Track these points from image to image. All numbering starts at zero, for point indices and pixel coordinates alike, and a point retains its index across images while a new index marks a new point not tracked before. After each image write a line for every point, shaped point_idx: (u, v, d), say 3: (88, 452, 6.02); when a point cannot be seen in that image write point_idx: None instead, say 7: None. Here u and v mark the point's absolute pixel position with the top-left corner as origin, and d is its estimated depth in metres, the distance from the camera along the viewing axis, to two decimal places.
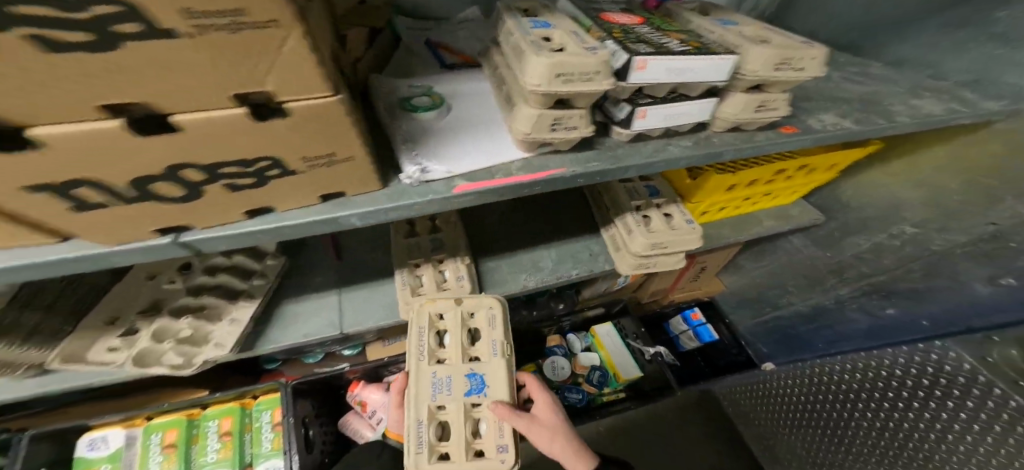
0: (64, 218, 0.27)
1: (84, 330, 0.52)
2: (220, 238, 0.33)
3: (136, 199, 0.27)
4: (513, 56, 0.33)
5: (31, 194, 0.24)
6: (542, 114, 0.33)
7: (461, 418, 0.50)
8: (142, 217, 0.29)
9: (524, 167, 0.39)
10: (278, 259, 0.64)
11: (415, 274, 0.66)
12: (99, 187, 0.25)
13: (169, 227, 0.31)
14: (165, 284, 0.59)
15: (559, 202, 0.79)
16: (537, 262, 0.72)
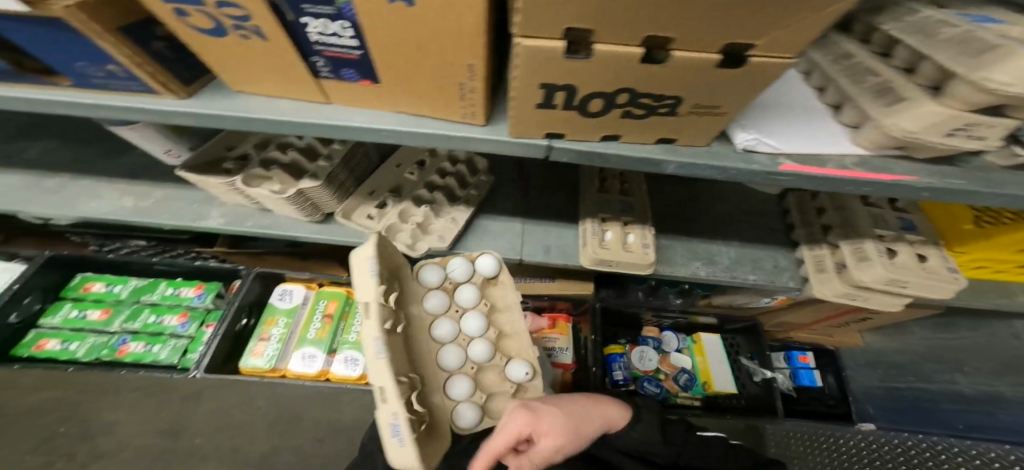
0: (519, 112, 0.34)
1: (356, 193, 0.63)
2: (577, 151, 0.39)
3: (571, 107, 0.33)
4: (960, 46, 0.29)
5: (538, 89, 0.30)
6: (956, 118, 0.30)
7: (426, 396, 0.48)
8: (554, 120, 0.35)
9: (860, 164, 0.38)
10: (488, 178, 0.71)
11: (601, 228, 0.66)
12: (572, 93, 0.31)
13: (554, 132, 0.37)
14: (408, 174, 0.68)
15: (746, 201, 0.74)
16: (713, 255, 0.68)
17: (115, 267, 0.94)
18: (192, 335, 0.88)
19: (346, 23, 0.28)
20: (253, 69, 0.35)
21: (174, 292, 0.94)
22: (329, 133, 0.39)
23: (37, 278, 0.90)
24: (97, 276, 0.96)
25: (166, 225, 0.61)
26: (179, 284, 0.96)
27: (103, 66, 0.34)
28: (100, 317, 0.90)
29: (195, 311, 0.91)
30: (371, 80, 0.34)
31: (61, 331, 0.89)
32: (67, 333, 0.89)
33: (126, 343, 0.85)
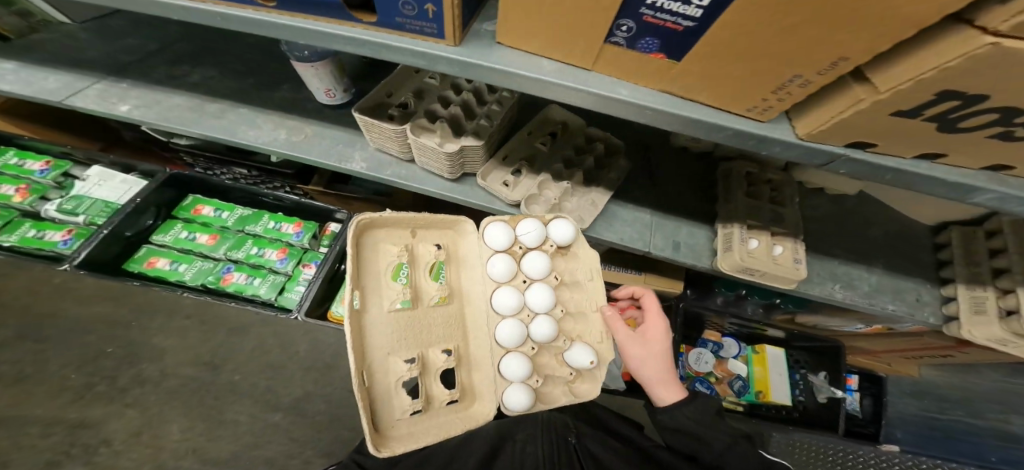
0: (849, 124, 0.25)
1: (493, 159, 0.70)
2: (872, 165, 0.30)
3: (940, 119, 0.24)
4: None
5: (934, 94, 0.21)
6: None
7: (460, 373, 0.57)
8: (888, 131, 0.26)
9: None
10: (624, 161, 0.68)
11: (747, 235, 0.58)
12: (969, 104, 0.22)
13: (859, 142, 0.29)
14: (539, 143, 0.72)
15: (897, 226, 0.67)
16: (855, 279, 0.61)
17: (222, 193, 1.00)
18: (290, 274, 0.88)
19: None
20: (540, 22, 0.32)
21: (274, 226, 0.93)
22: (588, 104, 0.36)
23: (154, 196, 0.92)
24: (207, 199, 0.95)
25: (313, 160, 0.66)
26: (279, 218, 0.94)
27: (421, 2, 0.34)
28: (208, 242, 0.92)
29: (294, 248, 0.92)
30: (670, 57, 0.29)
31: (169, 251, 0.88)
32: (176, 253, 0.88)
33: (231, 273, 0.86)
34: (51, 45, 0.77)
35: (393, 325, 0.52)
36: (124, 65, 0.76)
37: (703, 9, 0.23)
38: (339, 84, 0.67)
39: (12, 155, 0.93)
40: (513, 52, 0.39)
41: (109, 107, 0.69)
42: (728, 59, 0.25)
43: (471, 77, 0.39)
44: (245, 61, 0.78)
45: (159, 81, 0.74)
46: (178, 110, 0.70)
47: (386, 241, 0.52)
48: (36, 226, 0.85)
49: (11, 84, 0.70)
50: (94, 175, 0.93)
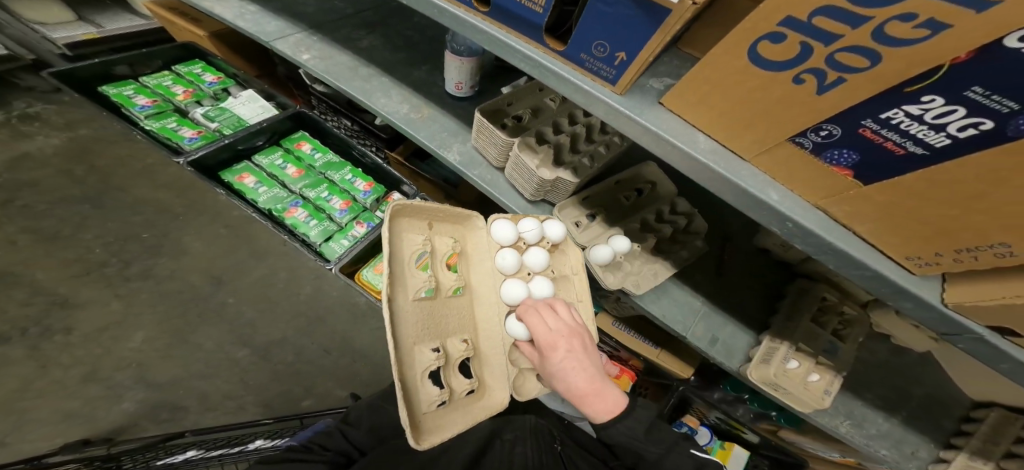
0: (1014, 308, 0.28)
1: (576, 199, 0.76)
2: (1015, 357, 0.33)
3: None
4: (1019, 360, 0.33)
5: None
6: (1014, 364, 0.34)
7: (473, 366, 0.53)
8: None
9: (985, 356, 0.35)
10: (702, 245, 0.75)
11: (791, 355, 0.65)
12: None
13: (1000, 325, 0.32)
14: (622, 196, 0.79)
15: (922, 386, 0.74)
16: (865, 420, 0.69)
17: (325, 136, 1.10)
18: (342, 226, 0.96)
19: (986, 123, 0.23)
20: (729, 101, 0.38)
21: (350, 179, 1.04)
22: (731, 195, 0.42)
23: (280, 122, 1.05)
24: (311, 138, 1.08)
25: (419, 138, 0.76)
26: (357, 173, 1.05)
27: (614, 50, 0.44)
28: (293, 174, 1.01)
29: (356, 204, 1.00)
30: (857, 176, 0.33)
31: (261, 171, 0.99)
32: (264, 176, 0.99)
33: (297, 207, 0.95)
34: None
35: (417, 314, 0.46)
36: (322, 22, 0.93)
37: (952, 139, 0.25)
38: (469, 80, 0.79)
39: (198, 67, 1.13)
40: (675, 117, 0.46)
41: (296, 53, 0.84)
42: (929, 203, 0.29)
43: (616, 124, 0.48)
44: (404, 39, 0.93)
45: (338, 41, 0.89)
46: (340, 67, 0.83)
47: (410, 231, 0.47)
48: (178, 121, 0.99)
49: (246, 22, 0.88)
50: (244, 97, 1.07)
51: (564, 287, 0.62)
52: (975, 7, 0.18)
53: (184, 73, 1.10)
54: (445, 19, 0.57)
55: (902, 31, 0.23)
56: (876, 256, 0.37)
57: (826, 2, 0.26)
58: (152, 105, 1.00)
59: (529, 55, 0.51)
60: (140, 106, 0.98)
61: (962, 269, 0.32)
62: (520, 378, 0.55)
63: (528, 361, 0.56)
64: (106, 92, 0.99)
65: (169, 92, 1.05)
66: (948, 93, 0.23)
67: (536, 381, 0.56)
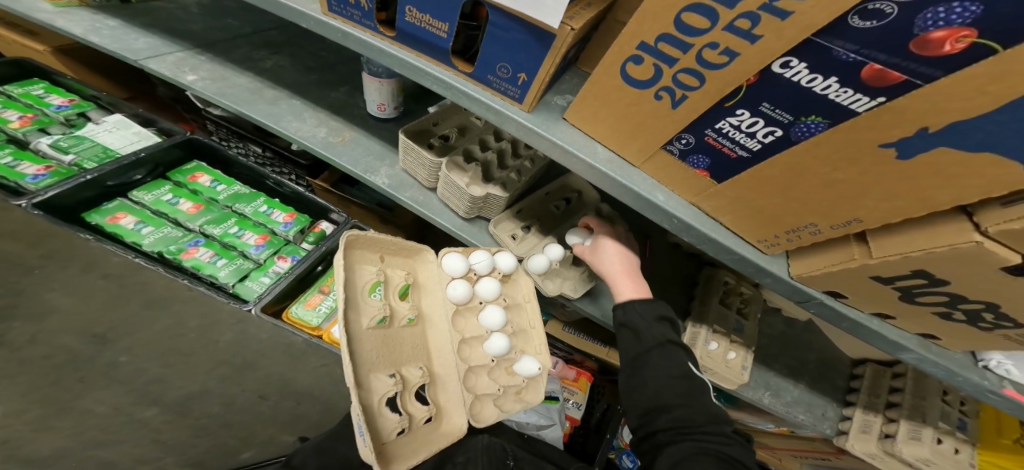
0: (836, 274, 0.35)
1: (510, 212, 0.78)
2: (851, 317, 0.41)
3: (896, 286, 0.33)
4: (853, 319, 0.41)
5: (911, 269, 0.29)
6: (858, 321, 0.41)
7: (429, 391, 0.54)
8: (863, 286, 0.35)
9: (835, 319, 0.42)
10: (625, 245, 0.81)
11: (710, 337, 0.72)
12: (932, 285, 0.31)
13: (834, 292, 0.40)
14: (552, 205, 0.83)
15: (818, 349, 0.86)
16: (780, 388, 0.78)
17: (224, 164, 1.04)
18: (261, 263, 0.90)
19: (777, 131, 0.30)
20: (611, 116, 0.43)
21: (265, 211, 0.97)
22: (627, 198, 0.45)
23: (162, 153, 0.96)
24: (210, 169, 1.00)
25: (341, 163, 0.73)
26: (274, 204, 0.98)
27: (516, 71, 0.47)
28: (189, 209, 0.92)
29: (275, 238, 0.94)
30: (712, 175, 0.39)
31: (143, 209, 0.89)
32: (147, 214, 0.88)
33: (198, 247, 0.87)
34: (162, 12, 0.91)
35: (372, 342, 0.46)
36: (214, 40, 0.88)
37: (762, 144, 0.32)
38: (392, 101, 0.79)
39: (39, 88, 0.98)
40: (576, 129, 0.48)
41: (177, 73, 0.78)
42: (763, 195, 0.36)
43: (528, 139, 0.49)
44: (318, 61, 0.91)
45: (235, 62, 0.85)
46: (237, 89, 0.79)
47: (363, 262, 0.45)
48: (15, 155, 0.83)
49: (100, 37, 0.78)
50: (111, 123, 0.97)
51: (517, 313, 0.63)
52: (749, 41, 0.26)
53: (18, 95, 0.94)
54: (341, 39, 0.56)
55: (711, 57, 0.29)
56: (741, 243, 0.42)
57: (664, 30, 0.31)
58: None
59: (439, 77, 0.52)
60: None
61: (796, 247, 0.38)
62: (477, 404, 0.57)
63: (484, 387, 0.58)
64: None
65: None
66: (751, 108, 0.30)
67: (492, 406, 0.58)
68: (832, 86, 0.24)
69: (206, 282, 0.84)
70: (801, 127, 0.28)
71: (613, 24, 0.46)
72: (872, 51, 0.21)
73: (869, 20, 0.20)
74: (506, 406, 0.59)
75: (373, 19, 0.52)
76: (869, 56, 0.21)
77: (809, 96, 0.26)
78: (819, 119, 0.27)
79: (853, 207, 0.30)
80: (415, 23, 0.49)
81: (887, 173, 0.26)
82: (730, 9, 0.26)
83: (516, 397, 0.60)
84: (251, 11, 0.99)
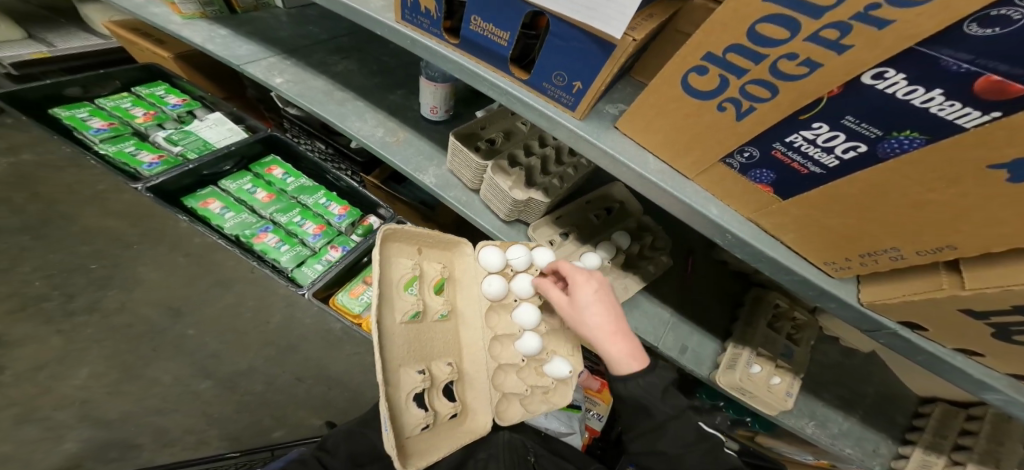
0: (916, 303, 0.33)
1: (549, 218, 0.79)
2: (924, 349, 0.38)
3: (985, 320, 0.30)
4: (924, 352, 0.38)
5: (1012, 304, 0.27)
6: (934, 352, 0.38)
7: (457, 388, 0.55)
8: (944, 316, 0.32)
9: (901, 346, 0.40)
10: (667, 260, 0.79)
11: (752, 360, 0.69)
12: None
13: (907, 321, 0.37)
14: (593, 214, 0.83)
15: (875, 384, 0.79)
16: (827, 420, 0.73)
17: (293, 158, 1.10)
18: (316, 250, 0.95)
19: (862, 146, 0.29)
20: (666, 126, 0.42)
21: (324, 203, 1.04)
22: (679, 209, 0.45)
23: (246, 147, 1.04)
24: (283, 162, 1.08)
25: (395, 162, 0.77)
26: (331, 197, 1.05)
27: (571, 79, 0.47)
28: (264, 198, 1.00)
29: (330, 228, 1.00)
30: (777, 191, 0.38)
31: (227, 196, 0.98)
32: (230, 201, 0.97)
33: (267, 233, 0.94)
34: (259, 22, 0.99)
35: (405, 337, 0.48)
36: (296, 46, 0.96)
37: (840, 160, 0.31)
38: (444, 104, 0.82)
39: (161, 89, 1.12)
40: (628, 139, 0.48)
41: (268, 77, 0.85)
42: (836, 214, 0.34)
43: (578, 147, 0.50)
44: (380, 65, 0.96)
45: (313, 66, 0.92)
46: (314, 91, 0.85)
47: (399, 255, 0.48)
48: (137, 145, 0.96)
49: (215, 45, 0.88)
50: (211, 119, 1.07)
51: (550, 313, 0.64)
52: (836, 51, 0.25)
53: (145, 95, 1.08)
54: (410, 45, 0.59)
55: (789, 67, 0.28)
56: (802, 263, 0.41)
57: (735, 40, 0.31)
58: (109, 128, 0.96)
59: (496, 83, 0.54)
60: (94, 129, 0.94)
61: (869, 272, 0.36)
62: (503, 402, 0.59)
63: (511, 386, 0.60)
64: (57, 114, 0.94)
65: (128, 115, 1.01)
66: (831, 121, 0.29)
67: (518, 405, 0.59)
68: (935, 98, 0.23)
69: (270, 265, 0.90)
70: (890, 142, 0.27)
71: (672, 35, 0.45)
72: (990, 61, 0.19)
73: (991, 27, 0.18)
74: (532, 406, 0.60)
75: (440, 28, 0.55)
76: (985, 66, 0.19)
77: (907, 109, 0.25)
78: (918, 135, 0.25)
79: (944, 233, 0.28)
80: (480, 33, 0.51)
81: (993, 195, 0.23)
82: (815, 19, 0.25)
83: (542, 398, 0.61)
84: (329, 19, 1.06)
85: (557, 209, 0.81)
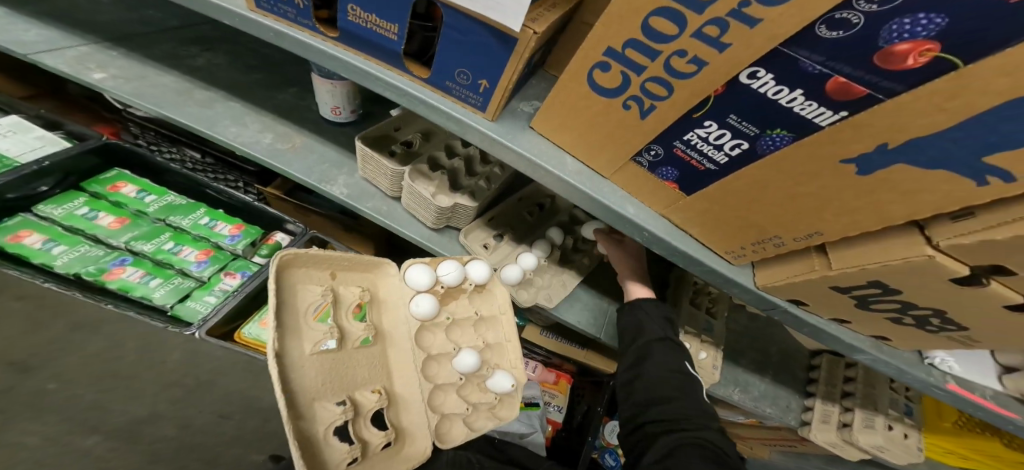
0: (800, 284, 0.36)
1: (484, 220, 0.76)
2: (811, 323, 0.42)
3: (851, 295, 0.33)
4: (809, 326, 0.43)
5: (869, 280, 0.30)
6: (818, 325, 0.42)
7: (389, 412, 0.51)
8: (822, 294, 0.36)
9: (795, 324, 0.43)
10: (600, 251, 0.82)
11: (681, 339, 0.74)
12: (886, 293, 0.32)
13: (795, 300, 0.41)
14: (526, 211, 0.81)
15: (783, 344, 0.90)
16: (748, 384, 0.81)
17: (155, 172, 0.94)
18: (203, 280, 0.81)
19: (744, 143, 0.30)
20: (577, 126, 0.42)
21: (206, 223, 0.88)
22: (597, 210, 0.44)
23: (72, 158, 0.82)
24: (134, 178, 0.89)
25: (294, 173, 0.69)
26: (217, 216, 0.90)
27: (476, 78, 0.45)
28: (111, 224, 0.80)
29: (220, 252, 0.86)
30: (681, 188, 0.39)
31: (51, 226, 0.76)
32: (58, 231, 0.76)
33: (123, 267, 0.76)
34: (73, 6, 0.82)
35: (319, 368, 0.42)
36: (129, 33, 0.82)
37: (729, 157, 0.32)
38: (347, 104, 0.75)
39: None
40: (545, 140, 0.47)
41: (81, 70, 0.70)
42: (730, 208, 0.36)
43: (493, 150, 0.48)
44: (259, 57, 0.85)
45: (156, 58, 0.78)
46: (159, 89, 0.72)
47: (307, 281, 0.41)
48: None
49: None
50: (4, 125, 0.83)
51: (489, 326, 0.60)
52: (717, 49, 0.25)
53: None
54: (275, 38, 0.51)
55: (680, 65, 0.28)
56: (708, 254, 0.43)
57: (631, 35, 0.30)
58: None
59: (392, 81, 0.49)
60: None
61: (759, 258, 0.39)
62: (443, 423, 0.55)
63: (451, 405, 0.56)
64: None
65: None
66: (718, 119, 0.30)
67: (460, 425, 0.56)
68: (798, 98, 0.23)
69: (139, 304, 0.74)
70: (767, 140, 0.28)
71: (580, 26, 0.45)
72: (838, 63, 0.20)
73: (837, 30, 0.18)
74: (477, 423, 0.57)
75: (311, 18, 0.48)
76: (835, 69, 0.20)
77: (777, 109, 0.25)
78: (786, 133, 0.27)
79: (815, 221, 0.30)
80: (358, 23, 0.46)
81: (848, 186, 0.26)
82: (699, 14, 0.24)
83: (488, 414, 0.58)
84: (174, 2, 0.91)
85: (490, 210, 0.79)
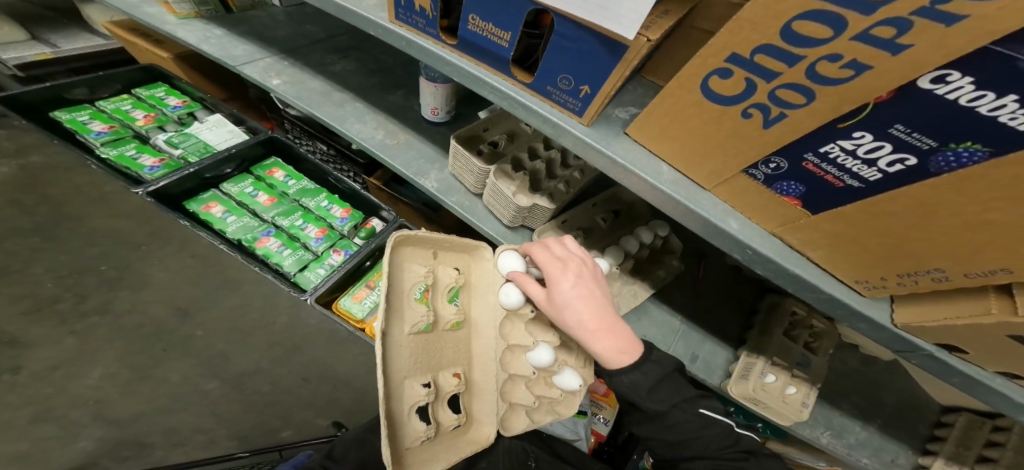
0: (957, 328, 0.31)
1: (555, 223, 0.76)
2: (963, 371, 0.36)
3: None
4: (960, 375, 0.36)
5: None
6: (974, 374, 0.36)
7: (464, 397, 0.56)
8: (990, 340, 0.30)
9: (938, 368, 0.37)
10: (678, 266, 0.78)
11: (767, 370, 0.67)
12: None
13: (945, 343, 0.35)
14: (598, 217, 0.80)
15: (897, 395, 0.76)
16: (845, 429, 0.71)
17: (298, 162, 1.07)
18: (318, 254, 0.92)
19: (911, 158, 0.26)
20: (683, 134, 0.40)
21: (325, 206, 1.01)
22: (695, 224, 0.43)
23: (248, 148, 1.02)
24: (284, 164, 1.05)
25: (396, 166, 0.76)
26: (333, 200, 1.02)
27: (577, 83, 0.45)
28: (265, 201, 0.98)
29: (333, 232, 0.97)
30: (807, 205, 0.35)
31: (229, 200, 0.96)
32: (232, 204, 0.95)
33: (269, 237, 0.92)
34: (256, 22, 0.99)
35: (412, 348, 0.46)
36: (294, 46, 0.95)
37: (883, 174, 0.28)
38: (444, 105, 0.80)
39: (161, 91, 1.11)
40: (642, 148, 0.46)
41: (265, 78, 0.84)
42: (873, 233, 0.32)
43: (584, 155, 0.48)
44: (379, 63, 0.95)
45: (311, 66, 0.91)
46: (311, 92, 0.84)
47: (413, 261, 0.46)
48: (137, 149, 0.96)
49: (210, 45, 0.86)
50: (211, 122, 1.04)
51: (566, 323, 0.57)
52: (891, 51, 0.21)
53: (146, 97, 1.08)
54: (404, 47, 0.57)
55: (830, 70, 0.25)
56: (831, 282, 0.39)
57: (765, 40, 0.27)
58: (110, 131, 0.96)
59: (497, 86, 0.51)
60: (96, 132, 0.95)
61: (906, 293, 0.35)
62: (509, 412, 0.59)
63: (519, 397, 0.58)
64: (58, 117, 0.95)
65: (129, 118, 1.01)
66: (876, 130, 0.26)
67: (523, 415, 0.59)
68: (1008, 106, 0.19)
69: (273, 269, 0.89)
70: (945, 154, 0.24)
71: (688, 31, 0.43)
72: None
73: None
74: (537, 416, 0.58)
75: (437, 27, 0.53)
76: None
77: (970, 117, 0.21)
78: (980, 146, 0.22)
79: (1001, 256, 0.25)
80: (478, 32, 0.49)
81: None
82: (867, 16, 0.21)
83: (549, 408, 0.58)
84: (328, 16, 1.05)
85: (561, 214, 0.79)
